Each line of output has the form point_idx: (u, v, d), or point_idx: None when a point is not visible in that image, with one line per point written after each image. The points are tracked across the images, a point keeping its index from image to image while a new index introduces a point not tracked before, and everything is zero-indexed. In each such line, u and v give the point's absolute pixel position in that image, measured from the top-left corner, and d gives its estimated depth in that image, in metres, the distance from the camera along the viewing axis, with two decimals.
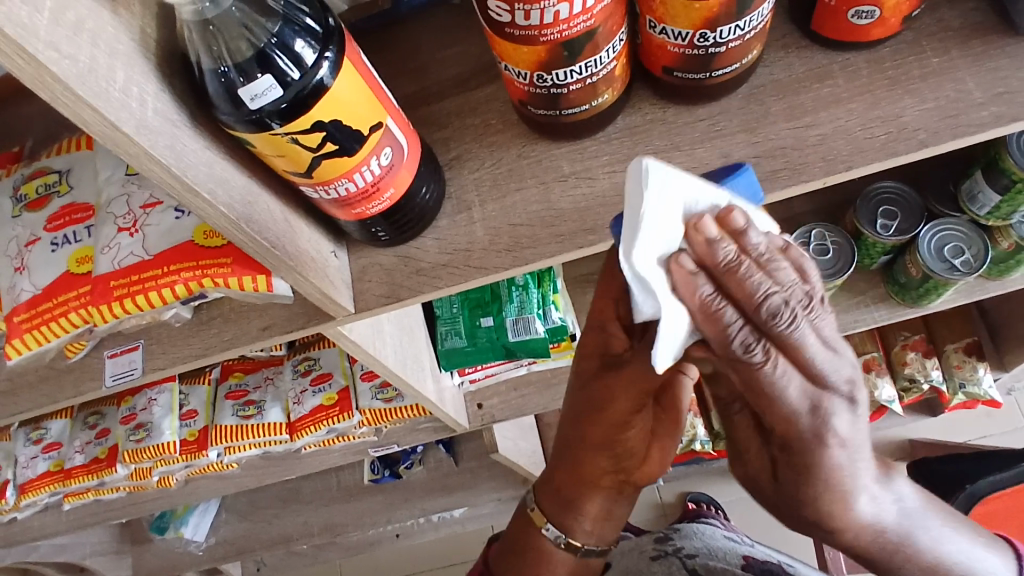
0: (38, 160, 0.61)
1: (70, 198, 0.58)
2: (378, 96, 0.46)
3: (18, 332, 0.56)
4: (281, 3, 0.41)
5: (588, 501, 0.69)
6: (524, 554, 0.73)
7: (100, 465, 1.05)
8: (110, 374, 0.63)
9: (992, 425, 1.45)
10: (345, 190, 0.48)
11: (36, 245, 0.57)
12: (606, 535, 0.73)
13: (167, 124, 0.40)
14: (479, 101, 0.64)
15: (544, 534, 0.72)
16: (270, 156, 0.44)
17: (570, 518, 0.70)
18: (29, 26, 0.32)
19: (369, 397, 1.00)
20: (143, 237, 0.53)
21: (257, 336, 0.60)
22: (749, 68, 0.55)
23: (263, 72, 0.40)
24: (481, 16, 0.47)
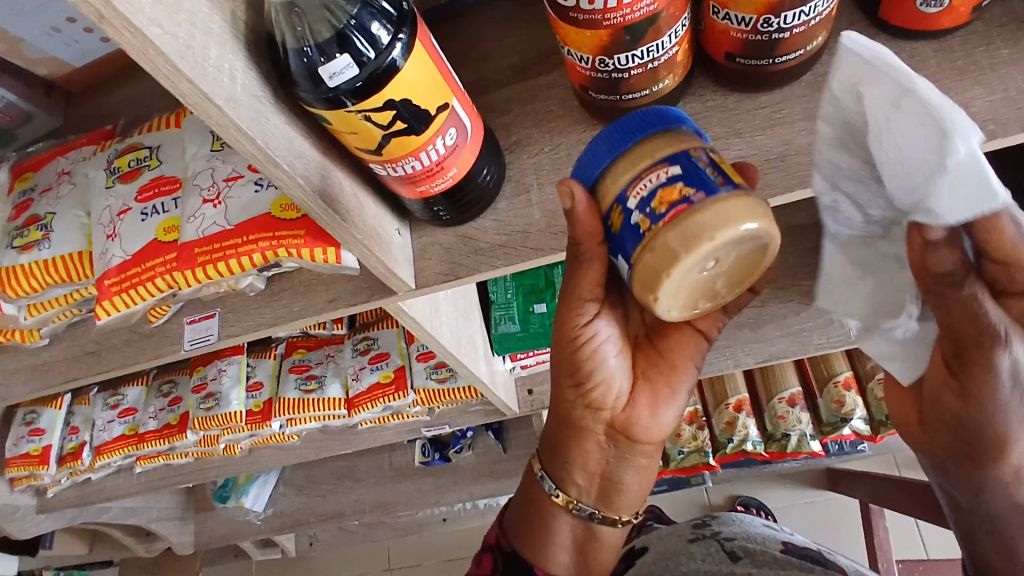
0: (131, 136, 0.65)
1: (158, 172, 0.63)
2: (445, 78, 0.48)
3: (108, 294, 0.61)
4: None
5: (582, 451, 0.65)
6: (528, 508, 0.69)
7: (172, 430, 1.11)
8: (189, 338, 0.68)
9: None
10: (411, 168, 0.50)
11: (127, 214, 0.62)
12: (615, 501, 0.66)
13: (254, 99, 0.43)
14: (540, 88, 0.65)
15: (540, 484, 0.68)
16: (344, 134, 0.47)
17: (561, 465, 0.66)
18: (136, 3, 0.36)
19: (423, 376, 1.03)
20: (225, 209, 0.57)
21: (325, 307, 0.64)
22: (813, 56, 0.55)
23: (341, 52, 0.42)
24: (546, 2, 0.48)
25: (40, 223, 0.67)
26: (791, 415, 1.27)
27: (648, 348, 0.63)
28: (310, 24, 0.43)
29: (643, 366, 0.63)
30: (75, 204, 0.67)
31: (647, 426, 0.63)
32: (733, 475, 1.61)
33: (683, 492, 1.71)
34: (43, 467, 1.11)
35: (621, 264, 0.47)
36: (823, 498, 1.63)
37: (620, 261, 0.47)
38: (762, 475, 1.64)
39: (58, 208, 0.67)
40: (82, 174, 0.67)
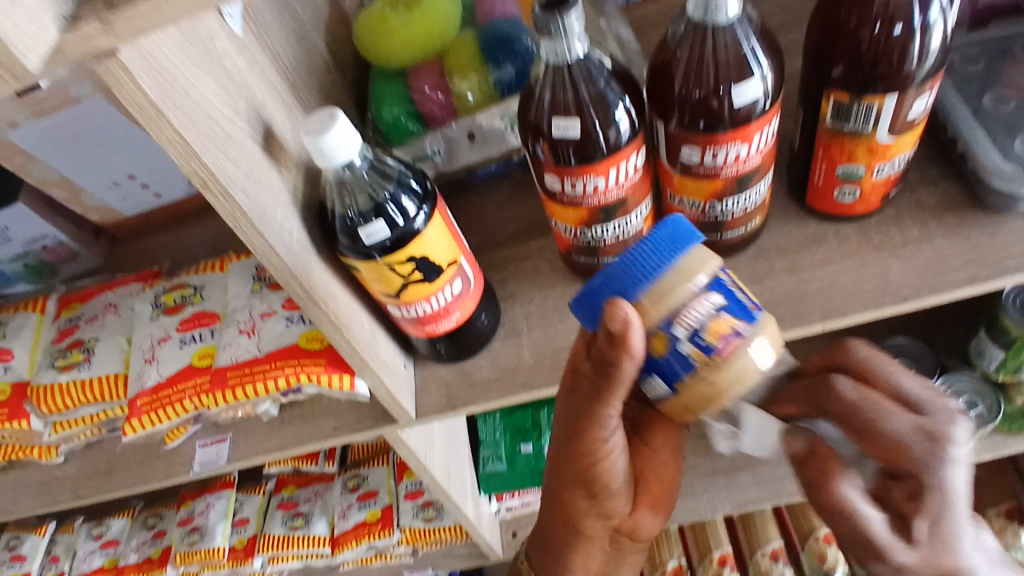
0: (179, 276, 0.75)
1: (200, 307, 0.72)
2: (455, 240, 0.60)
3: (138, 412, 0.67)
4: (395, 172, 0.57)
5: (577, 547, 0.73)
6: None
7: (152, 564, 1.10)
8: (200, 460, 0.73)
9: None
10: (423, 310, 0.60)
11: (167, 342, 0.70)
12: None
13: (304, 251, 0.53)
14: (532, 249, 0.77)
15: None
16: (370, 280, 0.57)
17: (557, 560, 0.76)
18: (235, 179, 0.46)
19: (410, 516, 1.07)
20: (258, 339, 0.66)
21: (330, 433, 0.70)
22: (755, 232, 0.68)
23: (378, 218, 0.54)
24: (539, 185, 0.61)
25: (83, 347, 0.75)
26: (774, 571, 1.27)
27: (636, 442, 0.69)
28: (354, 196, 0.54)
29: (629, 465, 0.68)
30: (118, 331, 0.75)
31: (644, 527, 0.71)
32: None
33: None
34: None
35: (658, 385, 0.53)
36: None
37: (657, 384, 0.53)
38: None
39: (101, 334, 0.75)
40: (129, 306, 0.77)
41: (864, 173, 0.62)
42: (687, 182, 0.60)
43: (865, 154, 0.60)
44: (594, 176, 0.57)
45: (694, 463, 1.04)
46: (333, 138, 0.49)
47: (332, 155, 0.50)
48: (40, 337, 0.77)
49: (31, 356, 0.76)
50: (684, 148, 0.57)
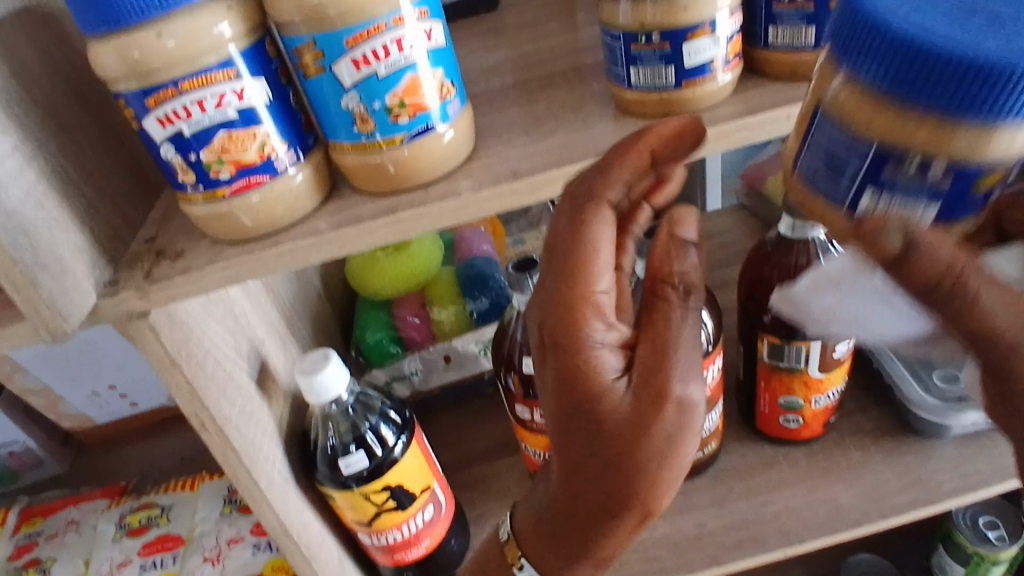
0: (148, 495, 0.75)
1: (165, 529, 0.71)
2: (430, 465, 0.62)
3: None
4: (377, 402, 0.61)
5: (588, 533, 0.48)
6: None
7: None
8: None
9: None
10: (393, 537, 0.61)
11: (126, 566, 0.68)
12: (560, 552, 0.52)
13: (284, 482, 0.55)
14: (501, 468, 0.80)
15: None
16: (344, 508, 0.59)
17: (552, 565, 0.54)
18: (229, 417, 0.49)
19: None
20: (223, 567, 0.66)
21: None
22: (710, 456, 0.72)
23: (359, 448, 0.57)
24: (510, 411, 0.66)
25: (38, 567, 0.71)
26: None
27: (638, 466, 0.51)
28: (337, 426, 0.58)
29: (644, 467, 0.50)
30: (75, 553, 0.72)
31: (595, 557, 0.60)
32: None
33: None
34: None
35: (920, 211, 0.32)
36: None
37: (930, 211, 0.32)
38: None
39: (59, 554, 0.73)
40: (90, 524, 0.75)
41: (803, 403, 0.69)
42: None
43: (802, 387, 0.67)
44: None
45: None
46: (326, 374, 0.54)
47: (326, 388, 0.54)
48: None
49: None
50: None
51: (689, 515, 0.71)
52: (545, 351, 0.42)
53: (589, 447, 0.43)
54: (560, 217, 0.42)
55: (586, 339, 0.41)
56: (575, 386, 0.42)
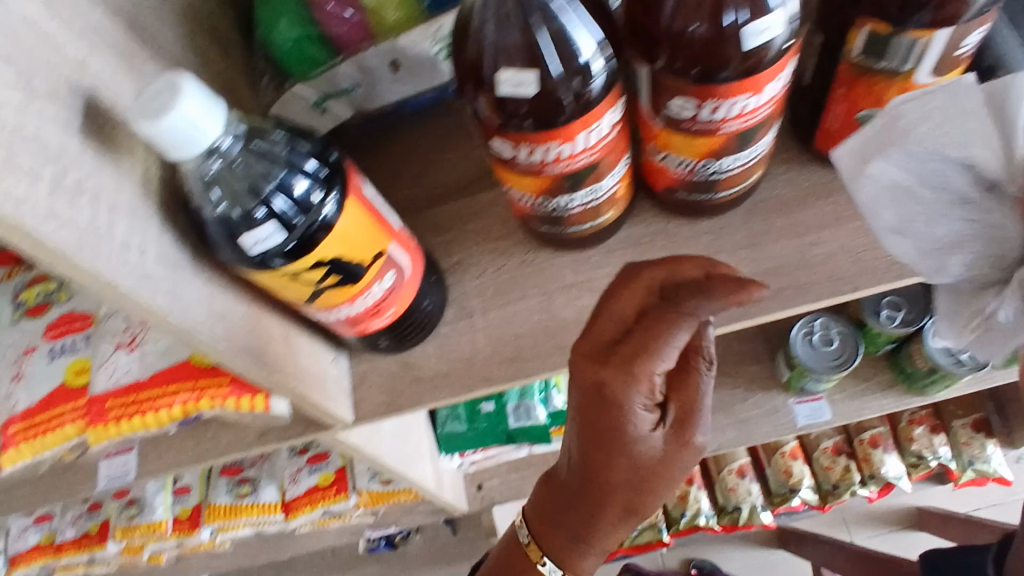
0: (40, 266, 0.60)
1: (69, 306, 0.57)
2: (380, 225, 0.47)
3: (9, 443, 0.55)
4: (285, 151, 0.43)
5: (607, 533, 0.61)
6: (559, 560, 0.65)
7: (92, 540, 1.07)
8: (105, 475, 0.64)
9: (979, 499, 1.71)
10: (351, 311, 0.49)
11: (35, 355, 0.56)
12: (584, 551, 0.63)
13: (168, 269, 0.40)
14: (482, 206, 0.65)
15: (543, 568, 0.67)
16: (274, 288, 0.45)
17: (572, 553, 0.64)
18: (29, 201, 0.32)
19: (365, 479, 0.96)
20: (142, 355, 0.51)
21: (255, 442, 0.60)
22: (749, 189, 0.57)
23: (267, 218, 0.41)
24: (485, 149, 0.48)
25: None
26: (741, 486, 1.32)
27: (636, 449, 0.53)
28: (234, 190, 0.41)
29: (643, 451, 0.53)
30: None
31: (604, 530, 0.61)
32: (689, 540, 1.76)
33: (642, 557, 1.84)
34: None
35: None
36: (776, 557, 1.81)
37: None
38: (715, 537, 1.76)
39: None
40: None
41: None
42: (678, 138, 0.49)
43: (897, 96, 0.48)
44: (553, 142, 0.44)
45: None
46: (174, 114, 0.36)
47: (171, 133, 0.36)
48: None
49: None
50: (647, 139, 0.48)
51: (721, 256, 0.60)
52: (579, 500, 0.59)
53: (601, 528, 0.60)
54: (603, 341, 0.49)
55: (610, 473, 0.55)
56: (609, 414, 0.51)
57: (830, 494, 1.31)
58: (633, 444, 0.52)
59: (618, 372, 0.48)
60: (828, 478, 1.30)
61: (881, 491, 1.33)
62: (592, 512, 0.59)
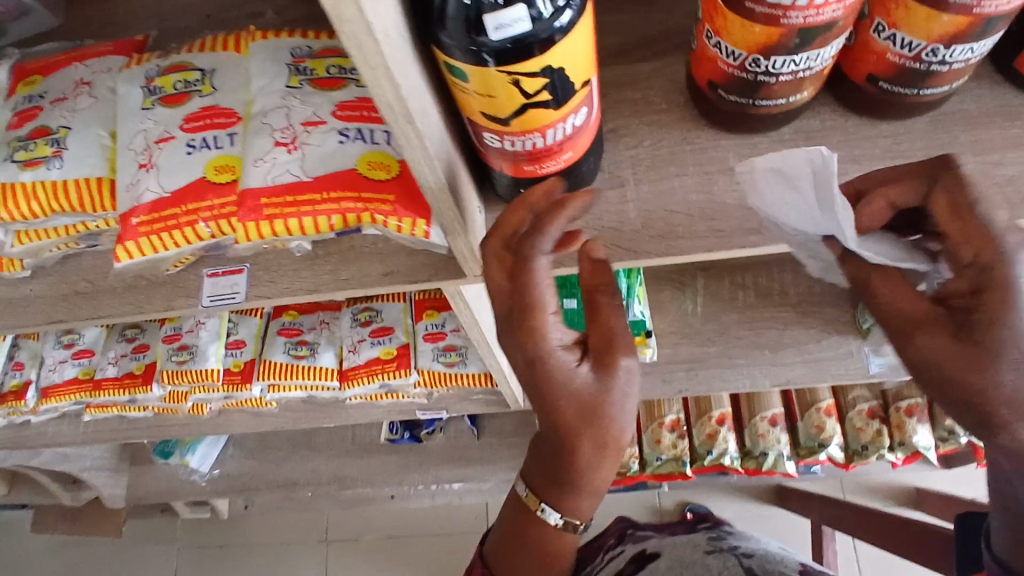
0: (178, 53, 0.54)
1: (212, 99, 0.52)
2: (594, 52, 0.44)
3: (133, 235, 0.52)
4: None
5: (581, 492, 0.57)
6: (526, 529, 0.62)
7: (135, 381, 1.04)
8: (209, 294, 0.61)
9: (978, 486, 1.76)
10: (532, 143, 0.46)
11: (167, 144, 0.52)
12: (567, 505, 0.59)
13: (404, 41, 0.36)
14: (643, 75, 0.61)
15: (545, 518, 0.60)
16: (475, 94, 0.42)
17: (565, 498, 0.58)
18: None
19: (430, 358, 0.96)
20: (303, 157, 0.48)
21: (377, 281, 0.59)
22: (948, 94, 0.54)
23: (513, 4, 0.37)
24: None
25: (50, 137, 0.57)
26: (771, 434, 1.32)
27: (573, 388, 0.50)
28: None
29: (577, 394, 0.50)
30: (96, 120, 0.57)
31: (575, 488, 0.56)
32: (692, 483, 1.80)
33: (639, 493, 1.86)
34: (21, 403, 1.08)
35: None
36: (769, 513, 1.84)
37: None
38: (715, 484, 1.79)
39: (72, 122, 0.57)
40: (107, 87, 0.58)
41: None
42: (917, 13, 0.45)
43: None
44: None
45: (740, 334, 0.98)
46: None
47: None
48: None
49: None
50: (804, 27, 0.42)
51: (894, 163, 0.57)
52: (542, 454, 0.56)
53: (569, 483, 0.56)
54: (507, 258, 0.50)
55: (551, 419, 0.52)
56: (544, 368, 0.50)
57: (856, 455, 1.31)
58: (570, 382, 0.50)
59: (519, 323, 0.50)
60: (858, 440, 1.30)
61: (907, 457, 1.35)
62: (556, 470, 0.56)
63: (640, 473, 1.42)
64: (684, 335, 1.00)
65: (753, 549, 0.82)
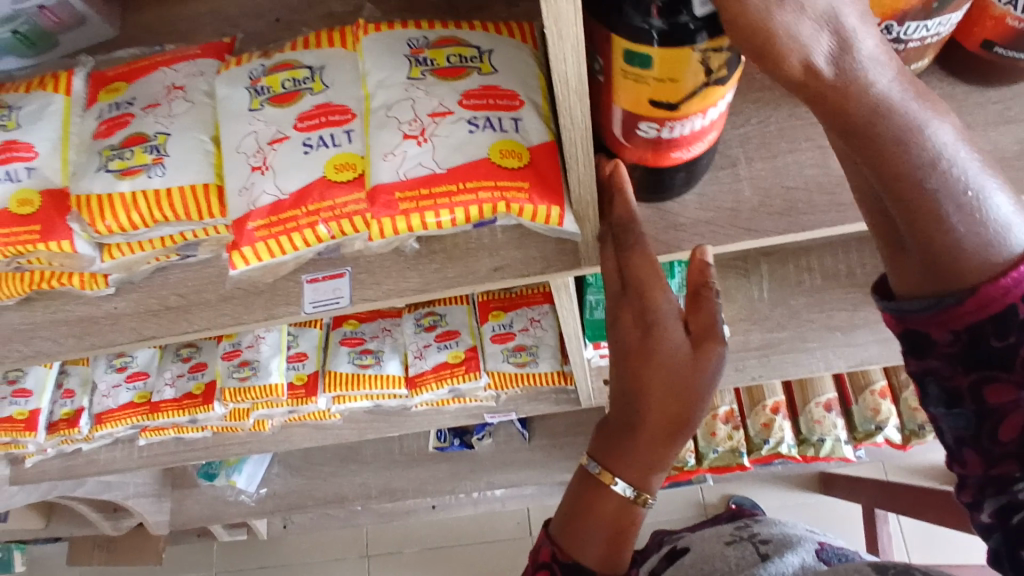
0: (284, 52, 0.54)
1: (324, 97, 0.52)
2: None
3: (251, 239, 0.50)
4: None
5: (648, 471, 0.55)
6: (582, 512, 0.56)
7: (195, 400, 1.02)
8: (312, 299, 0.60)
9: None
10: (691, 127, 0.43)
11: (283, 144, 0.51)
12: (631, 481, 0.55)
13: None
14: None
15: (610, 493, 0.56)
16: (649, 77, 0.39)
17: (628, 472, 0.55)
18: None
19: (499, 359, 0.94)
20: (434, 148, 0.47)
21: (488, 276, 0.57)
22: None
23: None
24: None
25: (147, 145, 0.57)
26: (828, 420, 1.31)
27: (666, 345, 0.52)
28: None
29: (669, 350, 0.52)
30: (194, 126, 0.58)
31: (645, 459, 0.55)
32: (737, 476, 1.78)
33: (683, 489, 1.85)
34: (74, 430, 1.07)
35: None
36: (815, 501, 1.82)
37: None
38: (761, 476, 1.76)
39: (171, 129, 0.57)
40: (203, 92, 0.59)
41: None
42: None
43: None
44: None
45: (809, 317, 0.97)
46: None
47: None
48: (68, 129, 0.62)
49: (62, 154, 0.61)
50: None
51: (1006, 129, 0.57)
52: (617, 417, 0.56)
53: (639, 452, 0.55)
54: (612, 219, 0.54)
55: (641, 372, 0.53)
56: (651, 337, 0.52)
57: (914, 434, 1.31)
58: (669, 354, 0.52)
59: (635, 296, 0.53)
60: (914, 420, 1.29)
61: None
62: (625, 448, 0.55)
63: (696, 467, 1.40)
64: (753, 321, 0.98)
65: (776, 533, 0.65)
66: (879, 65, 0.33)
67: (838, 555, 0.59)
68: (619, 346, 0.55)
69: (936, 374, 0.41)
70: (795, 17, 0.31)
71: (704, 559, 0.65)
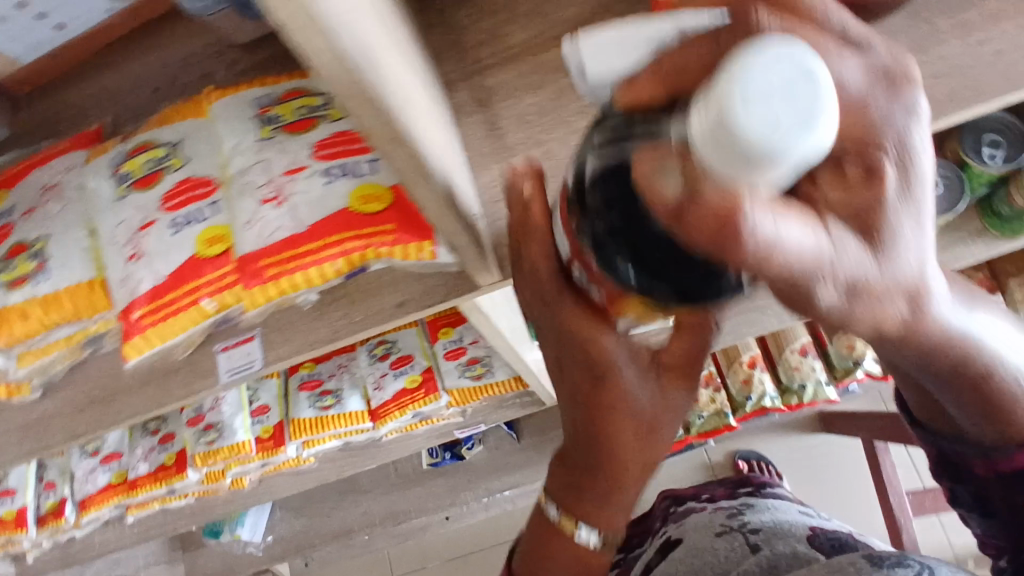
0: (141, 132, 0.53)
1: (186, 172, 0.52)
2: None
3: (138, 329, 0.50)
4: None
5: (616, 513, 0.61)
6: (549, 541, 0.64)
7: (170, 471, 1.02)
8: (228, 368, 0.60)
9: None
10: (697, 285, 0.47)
11: (153, 228, 0.51)
12: (610, 524, 0.62)
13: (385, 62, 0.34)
14: None
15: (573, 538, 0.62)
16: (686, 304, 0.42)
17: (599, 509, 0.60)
18: None
19: (456, 375, 0.95)
20: (292, 208, 0.46)
21: (393, 313, 0.57)
22: None
23: None
24: None
25: (29, 252, 0.56)
26: (805, 365, 1.31)
27: (638, 417, 0.54)
28: None
29: (639, 425, 0.54)
30: (77, 222, 0.57)
31: (615, 511, 0.60)
32: (738, 432, 1.79)
33: (688, 454, 1.85)
34: (61, 519, 1.07)
35: None
36: (820, 442, 1.83)
37: None
38: (760, 427, 1.77)
39: (52, 230, 0.57)
40: (76, 185, 0.58)
41: None
42: None
43: None
44: None
45: None
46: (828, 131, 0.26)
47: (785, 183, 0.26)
48: None
49: None
50: (755, 14, 0.30)
51: None
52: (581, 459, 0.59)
53: (611, 497, 0.59)
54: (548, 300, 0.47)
55: (613, 437, 0.55)
56: (614, 403, 0.52)
57: None
58: (637, 416, 0.53)
59: (606, 381, 0.51)
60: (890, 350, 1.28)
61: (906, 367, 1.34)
62: (585, 494, 0.60)
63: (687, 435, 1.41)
64: None
65: (765, 522, 0.72)
66: (943, 294, 0.31)
67: (829, 541, 0.65)
68: (583, 407, 0.54)
69: (974, 490, 0.49)
70: (890, 301, 0.29)
71: (694, 551, 0.73)
